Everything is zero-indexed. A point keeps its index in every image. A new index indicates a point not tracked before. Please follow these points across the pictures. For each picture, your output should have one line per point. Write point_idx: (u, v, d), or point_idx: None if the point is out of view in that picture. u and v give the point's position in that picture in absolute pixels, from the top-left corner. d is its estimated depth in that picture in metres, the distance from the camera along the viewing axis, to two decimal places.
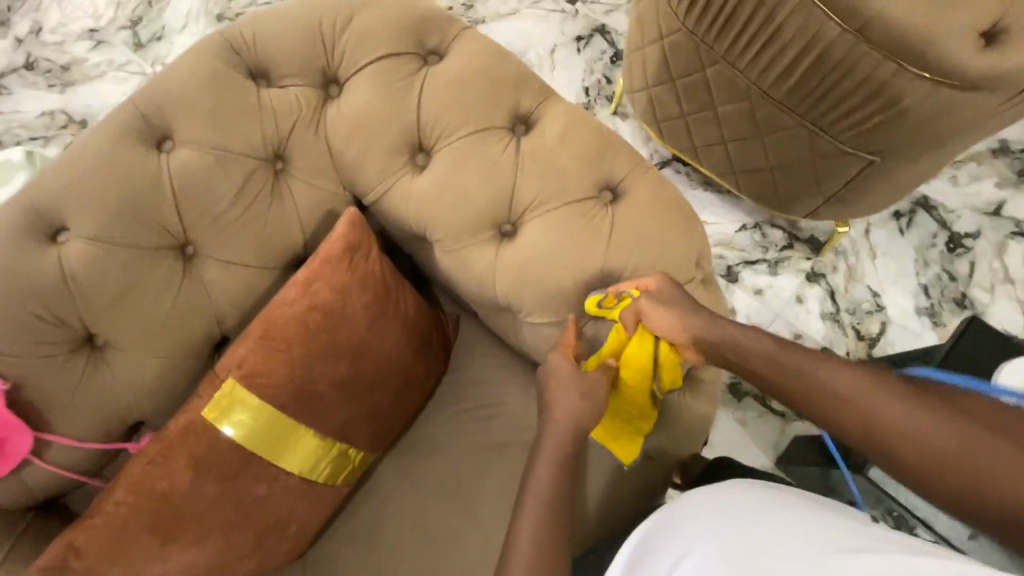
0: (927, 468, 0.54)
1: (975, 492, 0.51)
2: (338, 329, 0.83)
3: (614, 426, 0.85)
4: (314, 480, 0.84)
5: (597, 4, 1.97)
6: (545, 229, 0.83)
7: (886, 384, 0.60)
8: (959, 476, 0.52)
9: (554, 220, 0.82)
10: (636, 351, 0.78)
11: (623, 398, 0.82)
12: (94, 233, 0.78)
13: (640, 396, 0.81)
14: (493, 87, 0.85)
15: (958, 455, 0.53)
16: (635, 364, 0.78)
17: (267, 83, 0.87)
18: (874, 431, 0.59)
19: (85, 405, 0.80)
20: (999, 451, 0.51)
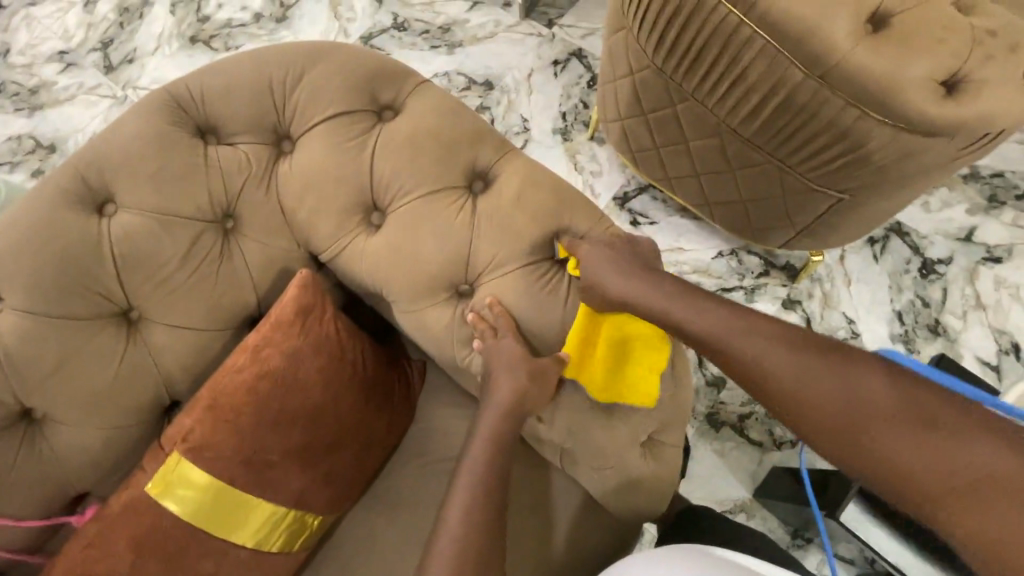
0: (891, 479, 0.58)
1: (931, 498, 0.55)
2: (292, 393, 0.80)
3: (613, 380, 0.80)
4: (268, 550, 0.81)
5: (574, 29, 1.97)
6: (501, 289, 0.80)
7: (863, 395, 0.62)
8: (920, 483, 0.55)
9: (510, 282, 0.80)
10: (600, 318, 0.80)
11: (611, 348, 0.80)
12: (26, 306, 0.74)
13: (628, 341, 0.80)
14: (449, 144, 0.83)
15: (915, 467, 0.56)
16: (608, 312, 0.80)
17: (216, 140, 0.85)
18: (842, 447, 0.62)
19: (22, 484, 0.76)
20: (960, 461, 0.54)
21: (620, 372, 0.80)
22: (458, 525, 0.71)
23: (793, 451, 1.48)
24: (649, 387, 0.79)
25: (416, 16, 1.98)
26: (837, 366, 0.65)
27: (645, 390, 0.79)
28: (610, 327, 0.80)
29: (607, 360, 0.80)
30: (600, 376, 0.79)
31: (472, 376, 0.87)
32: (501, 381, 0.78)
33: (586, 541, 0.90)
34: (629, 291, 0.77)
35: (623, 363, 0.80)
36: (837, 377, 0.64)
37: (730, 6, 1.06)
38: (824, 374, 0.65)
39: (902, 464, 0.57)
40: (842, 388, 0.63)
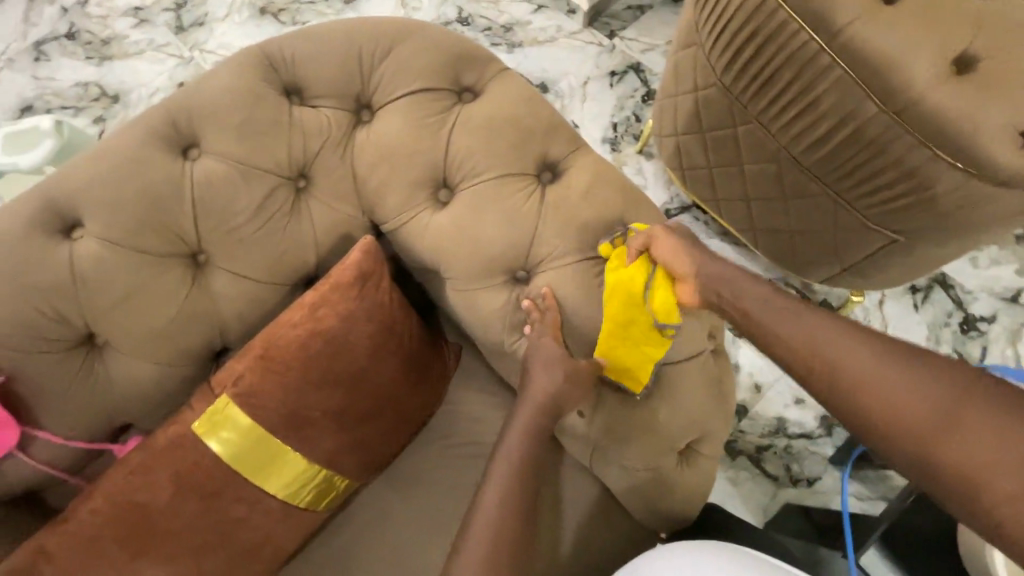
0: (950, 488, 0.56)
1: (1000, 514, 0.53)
2: (341, 356, 0.81)
3: (615, 354, 0.79)
4: (295, 505, 0.83)
5: (635, 43, 1.98)
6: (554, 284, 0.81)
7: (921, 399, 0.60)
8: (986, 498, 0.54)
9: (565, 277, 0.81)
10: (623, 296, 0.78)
11: (620, 325, 0.78)
12: (106, 234, 0.77)
13: (642, 322, 0.77)
14: (524, 133, 0.84)
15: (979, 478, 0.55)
16: (624, 292, 0.78)
17: (299, 101, 0.87)
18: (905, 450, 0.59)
19: (76, 404, 0.78)
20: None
21: (623, 348, 0.79)
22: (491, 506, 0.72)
23: (809, 490, 1.45)
24: (647, 366, 0.79)
25: (481, 13, 2.02)
26: (897, 365, 0.62)
27: (643, 368, 0.79)
28: (625, 306, 0.78)
29: (614, 334, 0.79)
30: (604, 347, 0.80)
31: (515, 363, 0.88)
32: (546, 372, 0.79)
33: (605, 546, 0.90)
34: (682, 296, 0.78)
35: (629, 340, 0.78)
36: (897, 378, 0.61)
37: (812, 33, 1.06)
38: (880, 362, 0.63)
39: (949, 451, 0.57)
40: (901, 389, 0.61)
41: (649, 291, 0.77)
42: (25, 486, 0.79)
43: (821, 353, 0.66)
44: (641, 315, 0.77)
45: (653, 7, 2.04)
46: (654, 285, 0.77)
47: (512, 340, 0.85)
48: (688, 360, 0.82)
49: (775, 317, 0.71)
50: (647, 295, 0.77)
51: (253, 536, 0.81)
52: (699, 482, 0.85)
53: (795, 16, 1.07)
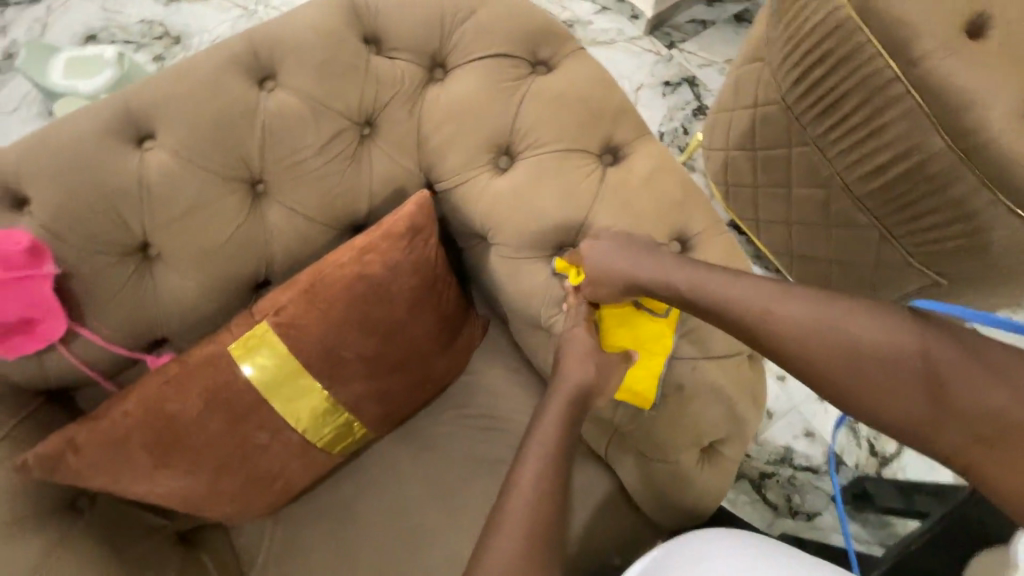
0: None
1: None
2: (382, 303, 0.82)
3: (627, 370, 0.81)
4: (313, 442, 0.84)
5: (693, 56, 1.98)
6: (590, 261, 0.77)
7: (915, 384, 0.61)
8: None
9: (615, 251, 0.77)
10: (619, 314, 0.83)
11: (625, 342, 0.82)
12: (177, 150, 0.79)
13: (642, 336, 0.82)
14: (592, 113, 0.85)
15: None
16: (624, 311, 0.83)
17: (376, 50, 0.88)
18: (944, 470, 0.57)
19: (120, 310, 0.79)
20: None
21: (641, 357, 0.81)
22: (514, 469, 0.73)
23: (807, 523, 1.43)
24: (654, 381, 0.80)
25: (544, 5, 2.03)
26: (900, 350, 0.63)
27: (651, 382, 0.80)
28: (625, 325, 0.83)
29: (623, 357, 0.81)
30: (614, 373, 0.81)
31: (547, 338, 0.88)
32: (582, 350, 0.79)
33: (608, 534, 0.90)
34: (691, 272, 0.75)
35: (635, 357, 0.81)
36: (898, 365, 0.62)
37: (888, 60, 1.05)
38: (880, 346, 0.63)
39: (942, 434, 0.59)
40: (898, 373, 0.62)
41: (642, 305, 0.82)
42: (59, 382, 0.81)
43: (824, 343, 0.64)
44: (640, 331, 0.82)
45: (717, 23, 2.04)
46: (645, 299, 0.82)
47: (549, 315, 0.85)
48: (721, 359, 0.82)
49: (786, 301, 0.68)
50: (642, 310, 0.82)
51: (270, 464, 0.82)
52: (710, 481, 0.85)
53: (874, 41, 1.06)
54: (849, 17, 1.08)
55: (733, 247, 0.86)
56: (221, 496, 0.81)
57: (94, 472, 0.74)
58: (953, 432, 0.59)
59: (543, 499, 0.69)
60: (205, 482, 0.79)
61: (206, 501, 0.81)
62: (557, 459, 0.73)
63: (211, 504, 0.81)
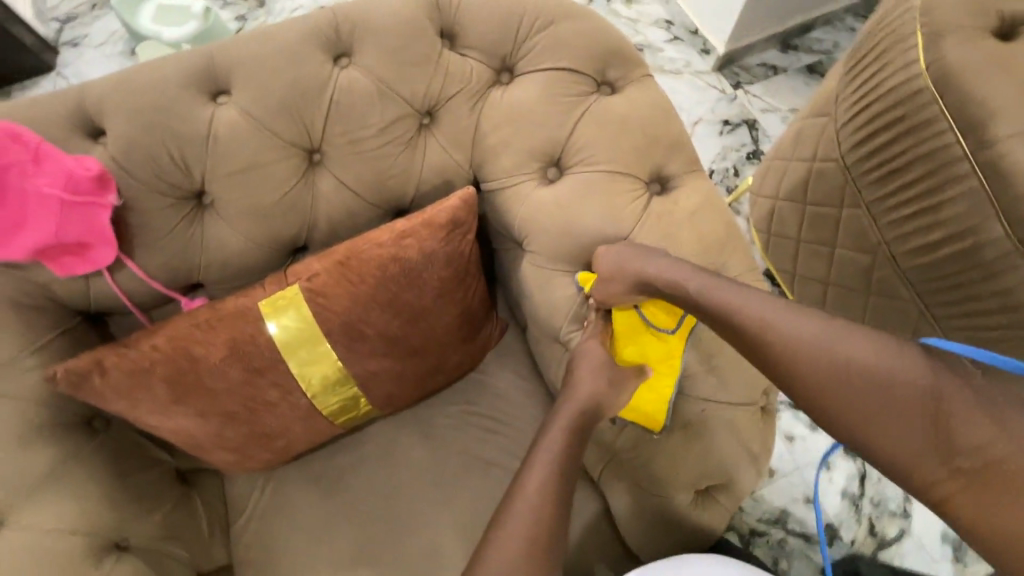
0: None
1: None
2: (410, 287, 0.84)
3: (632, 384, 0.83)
4: (319, 409, 0.87)
5: (758, 100, 1.97)
6: (617, 270, 0.78)
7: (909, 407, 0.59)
8: None
9: (633, 258, 0.78)
10: (629, 326, 0.86)
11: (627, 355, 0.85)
12: (247, 109, 0.82)
13: (647, 349, 0.84)
14: (648, 140, 0.85)
15: None
16: (630, 321, 0.86)
17: (450, 45, 0.90)
18: None
19: (167, 250, 0.83)
20: None
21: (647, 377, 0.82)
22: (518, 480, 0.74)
23: None
24: (659, 402, 0.81)
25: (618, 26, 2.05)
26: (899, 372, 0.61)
27: (657, 403, 0.81)
28: (630, 336, 0.86)
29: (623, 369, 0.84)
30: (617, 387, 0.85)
31: (564, 352, 0.89)
32: (594, 371, 0.80)
33: (590, 559, 0.89)
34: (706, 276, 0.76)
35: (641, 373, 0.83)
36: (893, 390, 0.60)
37: (959, 136, 1.01)
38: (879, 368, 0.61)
39: (951, 481, 0.57)
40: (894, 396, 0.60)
41: (647, 316, 0.85)
42: (99, 307, 0.85)
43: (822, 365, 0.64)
44: (644, 345, 0.85)
45: (788, 71, 2.01)
46: (650, 310, 0.84)
47: (568, 329, 0.86)
48: (736, 407, 0.81)
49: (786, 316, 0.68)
50: (649, 322, 0.85)
51: (277, 421, 0.85)
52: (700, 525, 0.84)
53: (947, 114, 1.02)
54: (925, 87, 1.05)
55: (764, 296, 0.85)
56: (226, 443, 0.85)
57: (115, 396, 0.77)
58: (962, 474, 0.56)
59: (534, 510, 0.71)
60: (214, 427, 0.82)
61: (211, 445, 0.84)
62: (553, 474, 0.74)
63: (215, 448, 0.85)
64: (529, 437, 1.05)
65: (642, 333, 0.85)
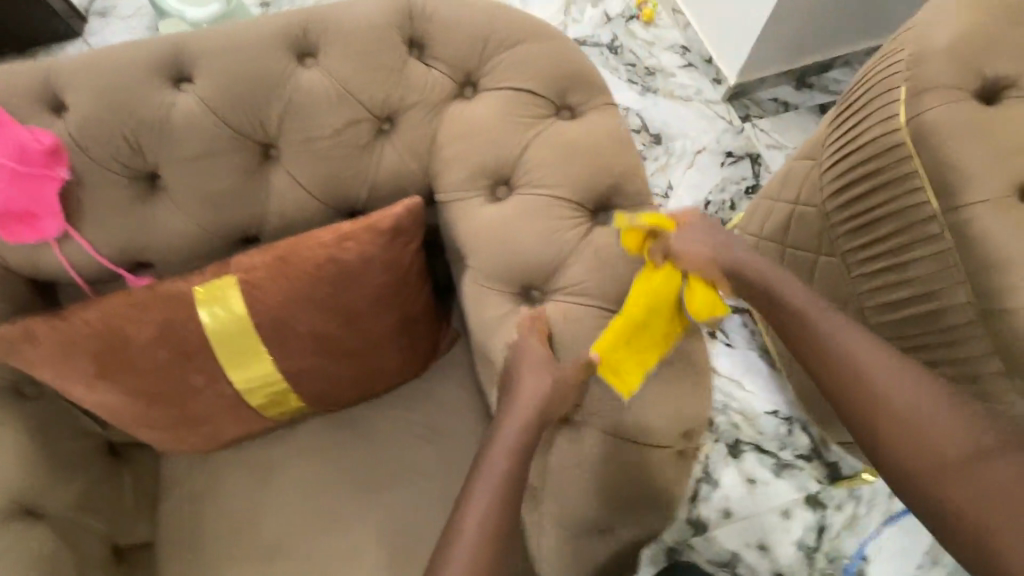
0: None
1: None
2: (346, 290, 0.85)
3: (637, 343, 0.80)
4: (246, 400, 0.88)
5: (764, 135, 1.95)
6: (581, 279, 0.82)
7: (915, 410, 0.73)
8: None
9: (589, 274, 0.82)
10: (665, 279, 0.82)
11: (649, 309, 0.80)
12: (206, 99, 0.84)
13: (669, 314, 0.82)
14: (598, 169, 0.85)
15: None
16: (671, 280, 0.83)
17: (418, 55, 0.90)
18: None
19: (113, 227, 0.84)
20: None
21: (648, 338, 0.80)
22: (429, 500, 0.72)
23: None
24: (640, 371, 0.79)
25: (632, 47, 2.03)
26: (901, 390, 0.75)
27: (639, 371, 0.79)
28: (665, 293, 0.82)
29: (635, 321, 0.79)
30: (618, 337, 0.78)
31: (495, 371, 0.88)
32: (513, 395, 0.79)
33: None
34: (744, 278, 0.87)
35: (647, 334, 0.80)
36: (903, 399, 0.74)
37: (931, 196, 0.99)
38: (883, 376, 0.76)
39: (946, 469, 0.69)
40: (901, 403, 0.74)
41: (686, 295, 0.84)
42: (45, 276, 0.87)
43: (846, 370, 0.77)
44: (668, 311, 0.82)
45: (799, 108, 1.99)
46: (691, 291, 0.84)
47: (499, 349, 0.85)
48: (656, 448, 0.79)
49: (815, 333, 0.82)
50: (682, 296, 0.84)
51: (202, 406, 0.86)
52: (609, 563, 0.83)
53: (924, 172, 0.99)
54: (903, 142, 1.02)
55: (700, 338, 0.84)
56: (150, 422, 0.86)
57: (42, 364, 0.79)
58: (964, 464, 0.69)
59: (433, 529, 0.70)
60: (138, 405, 0.83)
61: (136, 422, 0.86)
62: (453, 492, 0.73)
63: (139, 425, 0.86)
64: (463, 450, 1.05)
65: (674, 296, 0.82)
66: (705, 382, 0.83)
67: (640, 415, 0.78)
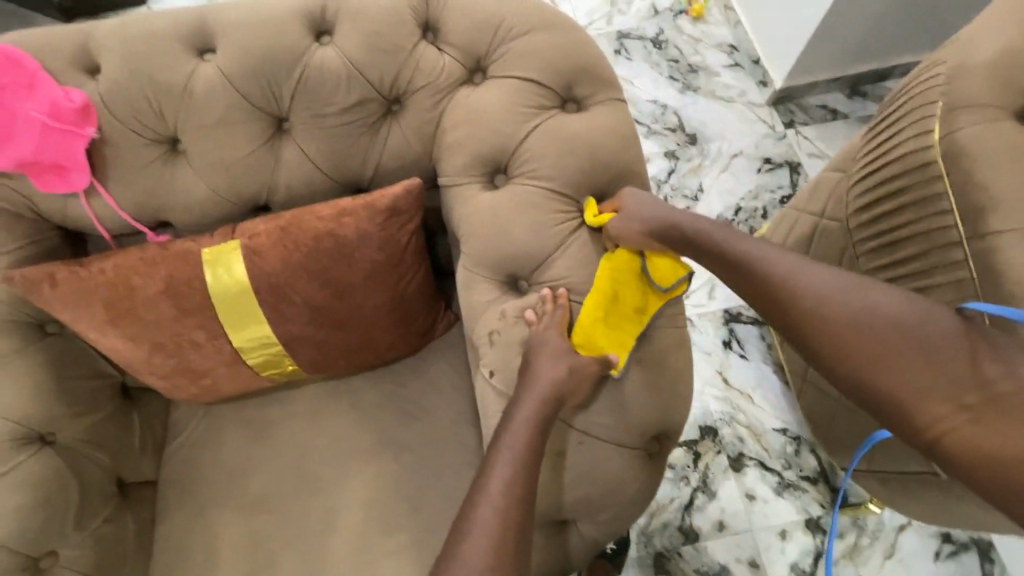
0: None
1: None
2: (341, 263, 0.88)
3: (609, 318, 0.81)
4: (244, 359, 0.93)
5: (807, 142, 1.86)
6: (567, 273, 0.83)
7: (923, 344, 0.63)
8: None
9: (575, 270, 0.82)
10: (626, 256, 0.82)
11: (610, 290, 0.81)
12: (225, 70, 0.87)
13: (637, 291, 0.82)
14: (594, 164, 0.85)
15: None
16: (634, 253, 0.82)
17: (431, 39, 0.91)
18: None
19: (136, 185, 0.90)
20: None
21: (615, 316, 0.81)
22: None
23: None
24: (624, 343, 0.80)
25: (678, 43, 1.99)
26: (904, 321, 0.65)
27: (624, 342, 0.80)
28: (625, 269, 0.82)
29: (600, 301, 0.80)
30: (587, 317, 0.80)
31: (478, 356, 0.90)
32: None
33: None
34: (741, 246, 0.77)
35: (619, 312, 0.81)
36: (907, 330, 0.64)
37: (958, 220, 0.92)
38: (885, 303, 0.66)
39: (955, 415, 0.61)
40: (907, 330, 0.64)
41: (649, 268, 0.83)
42: (75, 226, 0.93)
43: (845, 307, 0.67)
44: (635, 285, 0.82)
45: (849, 118, 1.89)
46: (654, 263, 0.83)
47: (483, 334, 0.86)
48: (624, 449, 0.79)
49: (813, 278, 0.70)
50: (646, 270, 0.83)
51: (202, 360, 0.92)
52: (568, 559, 0.83)
53: (950, 195, 0.93)
54: (935, 160, 0.96)
55: (685, 344, 0.83)
56: (156, 370, 0.92)
57: (61, 308, 0.86)
58: (971, 411, 0.61)
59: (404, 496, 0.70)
60: (145, 354, 0.90)
61: (143, 369, 0.92)
62: None
63: (145, 372, 0.92)
64: (448, 430, 1.07)
65: (637, 273, 0.82)
66: (683, 388, 0.81)
67: (612, 413, 0.78)
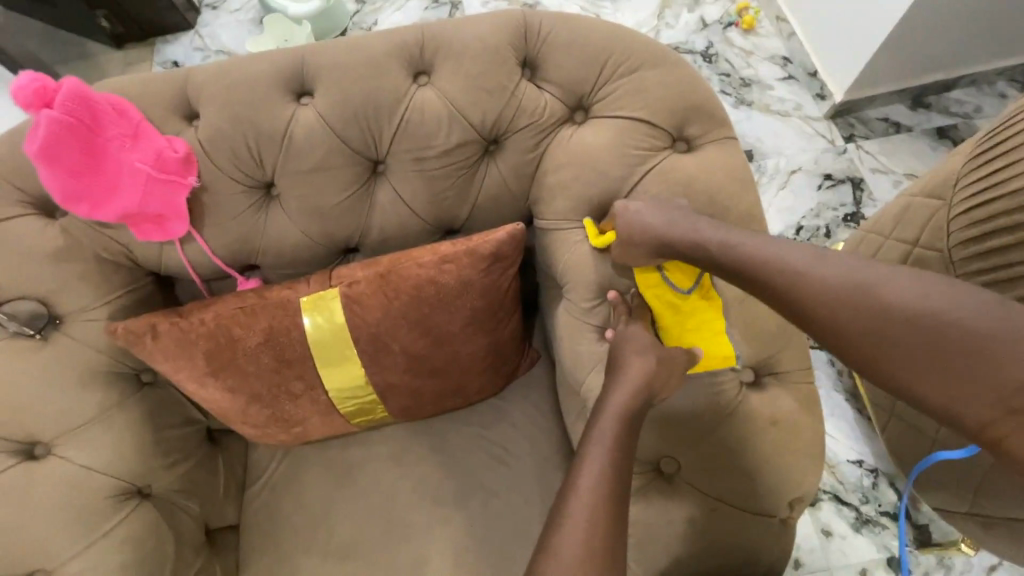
0: None
1: None
2: (441, 311, 0.85)
3: (672, 338, 0.81)
4: (336, 408, 0.90)
5: (870, 156, 1.69)
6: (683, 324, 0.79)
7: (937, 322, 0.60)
8: None
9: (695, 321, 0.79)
10: (655, 291, 0.80)
11: (672, 323, 0.80)
12: (324, 113, 0.85)
13: (697, 305, 0.80)
14: (711, 209, 0.81)
15: None
16: (653, 284, 0.80)
17: (530, 76, 0.88)
18: None
19: (231, 232, 0.88)
20: None
21: (701, 332, 0.79)
22: (541, 548, 0.64)
23: None
24: (726, 343, 0.79)
25: (728, 56, 1.82)
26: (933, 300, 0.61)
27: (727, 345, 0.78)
28: (660, 300, 0.81)
29: (676, 332, 0.80)
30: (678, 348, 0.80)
31: (583, 406, 0.87)
32: None
33: None
34: (861, 269, 0.65)
35: (700, 327, 0.80)
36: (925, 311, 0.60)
37: None
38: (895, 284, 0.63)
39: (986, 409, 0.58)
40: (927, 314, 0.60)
41: (669, 281, 0.80)
42: (167, 273, 0.92)
43: (866, 295, 0.63)
44: (684, 303, 0.80)
45: (913, 130, 1.72)
46: (673, 275, 0.80)
47: (592, 385, 0.83)
48: (751, 512, 0.75)
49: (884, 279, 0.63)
50: (666, 286, 0.80)
51: (296, 409, 0.90)
52: None
53: None
54: None
55: (810, 400, 0.79)
56: (251, 420, 0.90)
57: (160, 359, 0.84)
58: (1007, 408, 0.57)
59: (545, 564, 0.63)
60: (240, 404, 0.88)
61: (237, 418, 0.90)
62: None
63: (241, 422, 0.91)
64: (536, 476, 1.02)
65: (668, 295, 0.80)
66: (812, 447, 0.76)
67: (741, 474, 0.75)
